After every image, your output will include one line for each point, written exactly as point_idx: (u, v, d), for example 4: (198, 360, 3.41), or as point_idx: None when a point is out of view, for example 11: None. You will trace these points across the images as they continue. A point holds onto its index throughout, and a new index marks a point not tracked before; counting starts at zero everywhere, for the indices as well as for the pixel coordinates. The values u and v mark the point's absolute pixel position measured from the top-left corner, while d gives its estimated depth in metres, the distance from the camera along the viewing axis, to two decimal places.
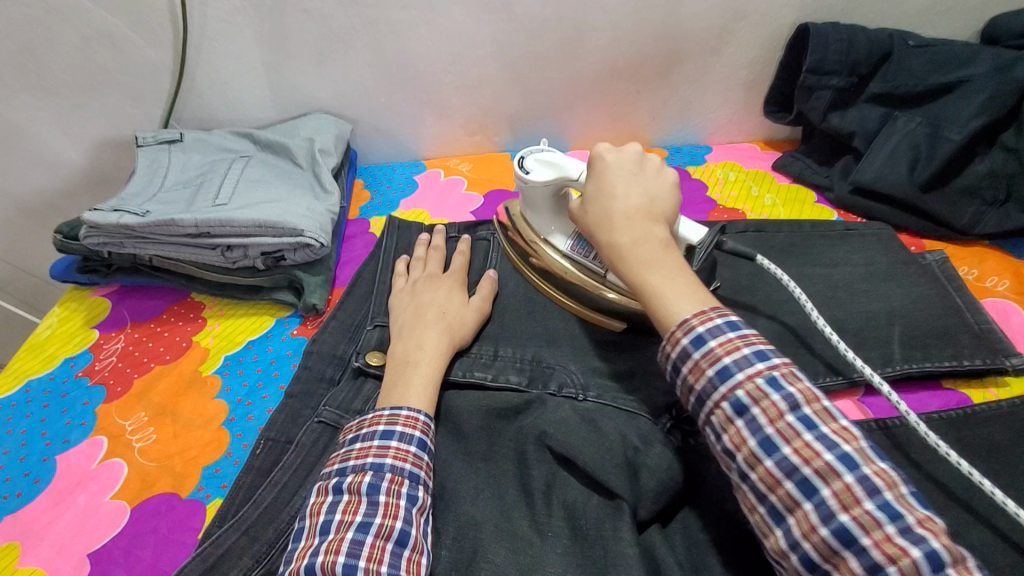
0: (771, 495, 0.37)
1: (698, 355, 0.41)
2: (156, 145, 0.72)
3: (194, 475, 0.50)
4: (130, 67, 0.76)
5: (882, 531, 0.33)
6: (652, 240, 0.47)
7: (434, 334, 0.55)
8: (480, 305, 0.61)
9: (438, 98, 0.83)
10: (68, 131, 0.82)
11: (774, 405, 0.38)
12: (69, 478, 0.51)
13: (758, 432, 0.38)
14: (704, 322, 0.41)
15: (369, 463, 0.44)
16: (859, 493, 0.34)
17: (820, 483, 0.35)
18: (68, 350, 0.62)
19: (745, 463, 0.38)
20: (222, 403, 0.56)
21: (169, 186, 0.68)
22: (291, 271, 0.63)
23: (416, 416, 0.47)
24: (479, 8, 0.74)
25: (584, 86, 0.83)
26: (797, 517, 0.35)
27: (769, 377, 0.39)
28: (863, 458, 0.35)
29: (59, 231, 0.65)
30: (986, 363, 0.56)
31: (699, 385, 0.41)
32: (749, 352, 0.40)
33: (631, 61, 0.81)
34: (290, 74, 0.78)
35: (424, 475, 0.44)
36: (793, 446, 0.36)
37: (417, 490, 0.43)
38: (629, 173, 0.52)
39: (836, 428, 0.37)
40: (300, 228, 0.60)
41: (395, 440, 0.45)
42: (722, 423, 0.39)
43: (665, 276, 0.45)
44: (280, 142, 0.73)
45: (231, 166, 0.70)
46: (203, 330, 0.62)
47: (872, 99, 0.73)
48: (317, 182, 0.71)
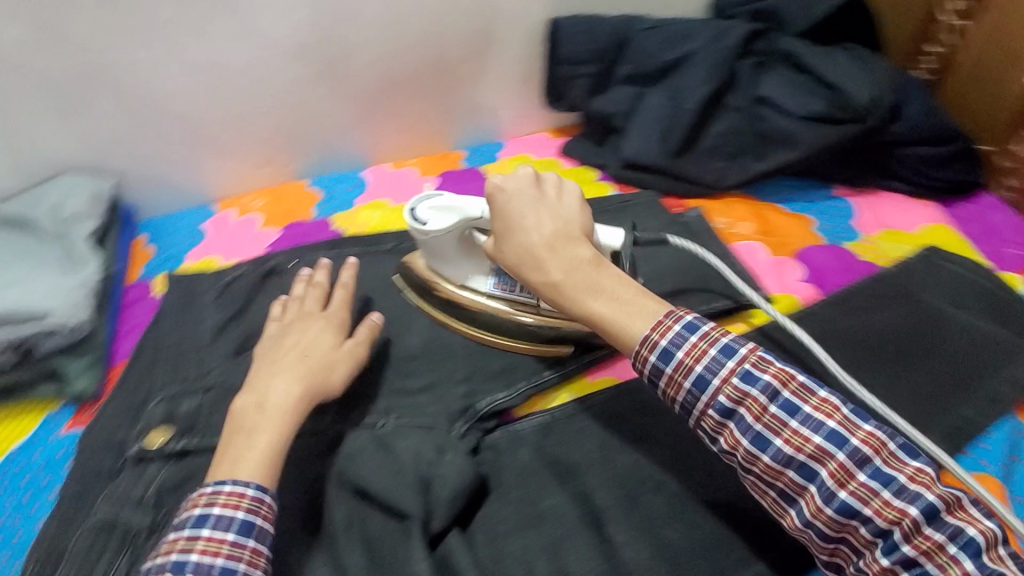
0: (775, 484, 0.43)
1: (671, 369, 0.44)
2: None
3: None
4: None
5: (880, 497, 0.40)
6: (582, 263, 0.49)
7: (281, 385, 0.49)
8: (354, 347, 0.55)
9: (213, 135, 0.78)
10: None
11: (756, 400, 0.42)
12: None
13: (748, 431, 0.43)
14: (664, 335, 0.45)
15: (171, 563, 0.40)
16: (851, 467, 0.40)
17: (816, 465, 0.41)
18: None
19: (745, 459, 0.43)
20: None
21: None
22: (46, 362, 0.57)
23: (242, 492, 0.42)
24: (226, 38, 0.71)
25: (365, 102, 0.82)
26: (805, 499, 0.42)
27: (741, 374, 0.43)
28: (847, 430, 0.41)
29: None
30: (733, 302, 0.65)
31: (680, 396, 0.45)
32: (716, 352, 0.44)
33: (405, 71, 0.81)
34: (27, 137, 0.70)
35: (244, 569, 0.40)
36: (783, 437, 0.42)
37: None
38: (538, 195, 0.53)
39: (818, 403, 0.42)
40: (43, 311, 0.57)
41: (206, 529, 0.41)
42: (713, 427, 0.44)
43: (608, 299, 0.48)
44: (23, 213, 0.65)
45: None
46: None
47: (624, 80, 0.81)
48: (69, 253, 0.64)
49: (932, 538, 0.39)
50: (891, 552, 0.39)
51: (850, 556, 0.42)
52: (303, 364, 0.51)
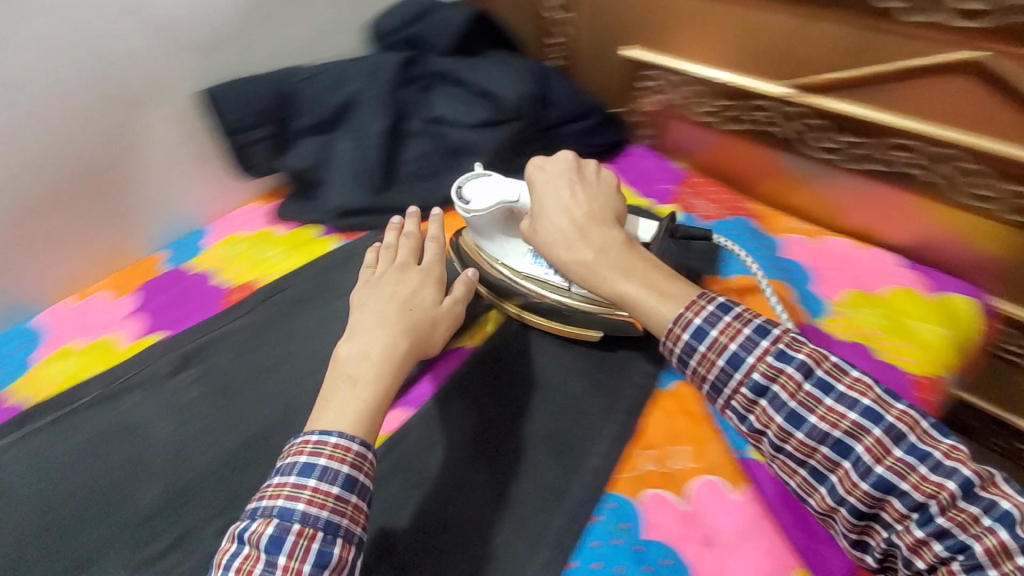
0: (810, 459, 0.62)
1: (705, 348, 0.67)
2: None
3: None
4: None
5: (917, 473, 0.57)
6: (614, 245, 0.76)
7: (388, 332, 0.74)
8: (450, 306, 0.84)
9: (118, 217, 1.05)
10: None
11: (791, 378, 0.63)
12: None
13: (782, 408, 0.63)
14: (698, 314, 0.68)
15: (275, 510, 0.59)
16: (888, 444, 0.59)
17: (853, 441, 0.60)
18: None
19: (779, 438, 0.64)
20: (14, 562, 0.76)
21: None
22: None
23: (346, 446, 0.62)
24: None
25: (40, 205, 0.96)
26: (838, 475, 0.61)
27: (774, 353, 0.64)
28: (881, 409, 0.60)
29: None
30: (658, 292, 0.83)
31: (712, 373, 0.67)
32: (751, 334, 0.65)
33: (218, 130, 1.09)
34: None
35: (345, 525, 0.59)
36: (817, 415, 0.61)
37: (330, 547, 0.58)
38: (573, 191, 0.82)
39: (851, 384, 0.62)
40: None
41: (315, 476, 0.60)
42: (747, 405, 0.65)
43: (635, 282, 0.73)
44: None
45: None
46: None
47: (345, 160, 1.08)
48: None
49: (969, 513, 0.56)
50: (926, 525, 0.57)
51: (885, 527, 0.60)
52: (400, 308, 0.78)
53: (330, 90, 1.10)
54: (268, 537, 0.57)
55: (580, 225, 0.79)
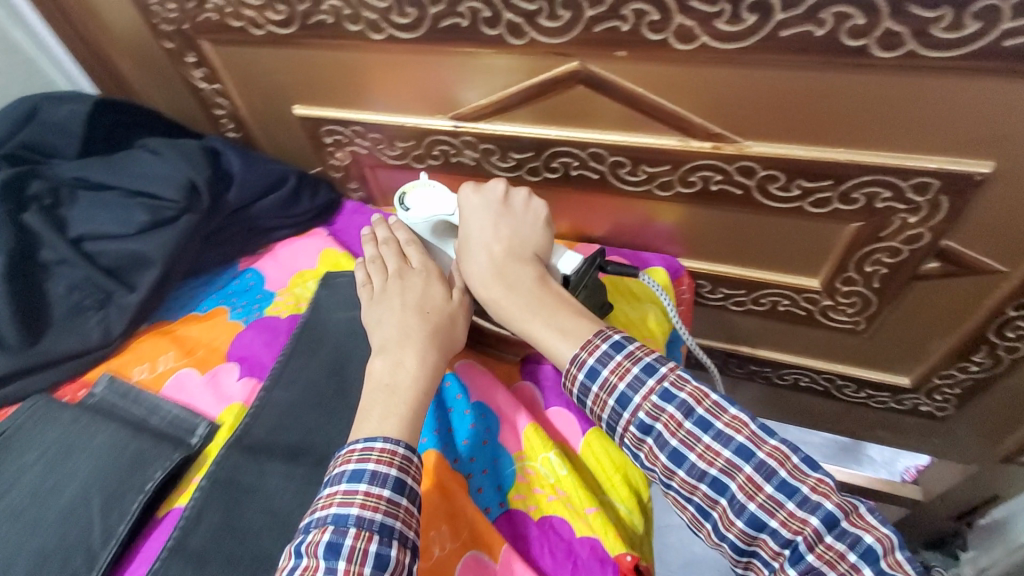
0: (696, 498, 0.51)
1: (598, 387, 0.55)
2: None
3: None
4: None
5: (784, 509, 0.47)
6: (533, 282, 0.62)
7: (412, 354, 0.59)
8: (461, 297, 0.65)
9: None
10: None
11: (673, 417, 0.52)
12: None
13: (666, 446, 0.51)
14: (593, 353, 0.56)
15: (331, 516, 0.48)
16: (759, 480, 0.48)
17: (728, 478, 0.49)
18: None
19: (665, 475, 0.52)
20: None
21: None
22: None
23: (392, 450, 0.52)
24: None
25: None
26: (718, 511, 0.50)
27: (659, 391, 0.53)
28: (753, 445, 0.49)
29: None
30: None
31: (607, 412, 0.55)
32: (638, 371, 0.54)
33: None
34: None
35: (399, 528, 0.48)
36: (697, 451, 0.50)
37: (388, 548, 0.47)
38: (500, 211, 0.67)
39: (728, 420, 0.50)
40: None
41: (363, 486, 0.49)
42: (636, 442, 0.54)
43: (546, 322, 0.59)
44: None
45: None
46: None
47: (200, 162, 0.82)
48: None
49: (834, 548, 0.45)
50: (798, 562, 0.46)
51: (764, 565, 0.48)
52: (421, 313, 0.62)
53: (104, 176, 0.81)
54: (323, 544, 0.46)
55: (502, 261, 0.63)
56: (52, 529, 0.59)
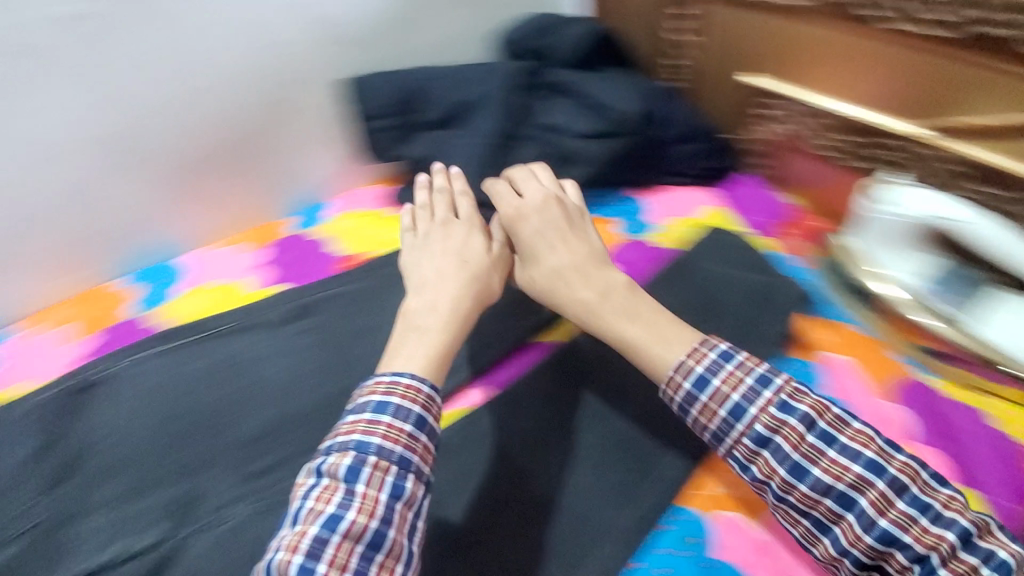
0: (812, 510, 0.70)
1: (706, 399, 0.76)
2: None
3: None
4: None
5: (919, 526, 0.66)
6: (622, 290, 0.87)
7: (456, 291, 0.86)
8: (501, 253, 0.94)
9: (172, 221, 1.11)
10: None
11: (794, 430, 0.71)
12: None
13: (785, 461, 0.71)
14: (703, 361, 0.77)
15: (353, 443, 0.68)
16: (891, 496, 0.67)
17: (858, 494, 0.68)
18: None
19: (785, 490, 0.71)
20: None
21: None
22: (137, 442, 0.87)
23: (417, 389, 0.73)
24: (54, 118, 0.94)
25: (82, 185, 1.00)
26: (844, 529, 0.69)
27: (778, 404, 0.73)
28: (883, 462, 0.68)
29: None
30: None
31: (713, 423, 0.75)
32: (755, 383, 0.74)
33: (214, 144, 1.09)
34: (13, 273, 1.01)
35: (416, 461, 0.69)
36: (822, 468, 0.69)
37: (404, 480, 0.67)
38: (562, 220, 0.94)
39: (853, 434, 0.71)
40: None
41: (388, 421, 0.69)
42: (751, 455, 0.73)
43: (639, 323, 0.83)
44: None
45: None
46: None
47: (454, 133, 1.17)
48: None
49: (968, 563, 0.65)
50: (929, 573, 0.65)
51: (902, 551, 0.66)
52: (467, 267, 0.89)
53: (450, 92, 1.16)
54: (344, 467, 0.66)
55: (580, 251, 0.91)
56: (278, 390, 0.93)
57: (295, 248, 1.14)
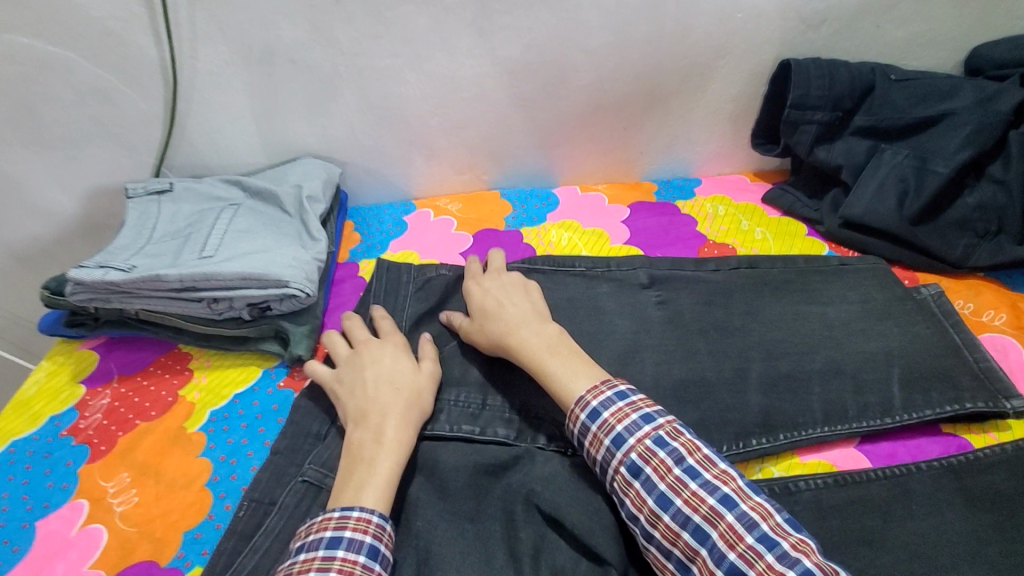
0: (674, 549, 0.40)
1: (595, 427, 0.45)
2: (146, 197, 0.71)
3: (105, 504, 0.54)
4: (95, 112, 0.71)
5: (764, 560, 0.37)
6: (548, 334, 0.53)
7: (393, 419, 0.49)
8: (432, 369, 0.55)
9: (554, 141, 0.83)
10: (59, 180, 0.77)
11: (663, 461, 0.42)
12: (49, 545, 0.51)
13: (652, 490, 0.42)
14: (620, 420, 0.45)
15: (658, 492, 0.42)
16: (740, 530, 0.39)
17: (708, 526, 0.40)
18: (54, 407, 0.63)
19: (647, 522, 0.42)
20: (4, 484, 0.56)
21: (158, 238, 0.67)
22: (277, 321, 0.63)
23: (369, 517, 0.43)
24: None
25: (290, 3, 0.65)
26: (698, 565, 0.39)
27: (655, 437, 0.43)
28: (737, 497, 0.40)
29: (47, 287, 0.64)
30: (987, 406, 0.55)
31: (600, 455, 0.45)
32: (637, 417, 0.45)
33: (615, 97, 0.78)
34: (278, 122, 0.75)
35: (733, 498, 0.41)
36: (683, 497, 0.41)
37: (738, 506, 0.40)
38: (414, 371, 0.54)
39: (716, 472, 0.42)
40: (285, 279, 0.60)
41: (341, 548, 0.41)
42: (623, 487, 0.43)
43: (562, 361, 0.50)
44: (275, 194, 0.71)
45: (220, 216, 0.68)
46: (189, 384, 0.63)
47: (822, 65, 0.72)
48: (185, 246, 0.64)
49: None
50: None
51: None
52: (397, 396, 0.51)
53: None
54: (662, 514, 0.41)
55: (412, 404, 0.51)
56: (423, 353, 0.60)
57: (665, 210, 0.81)
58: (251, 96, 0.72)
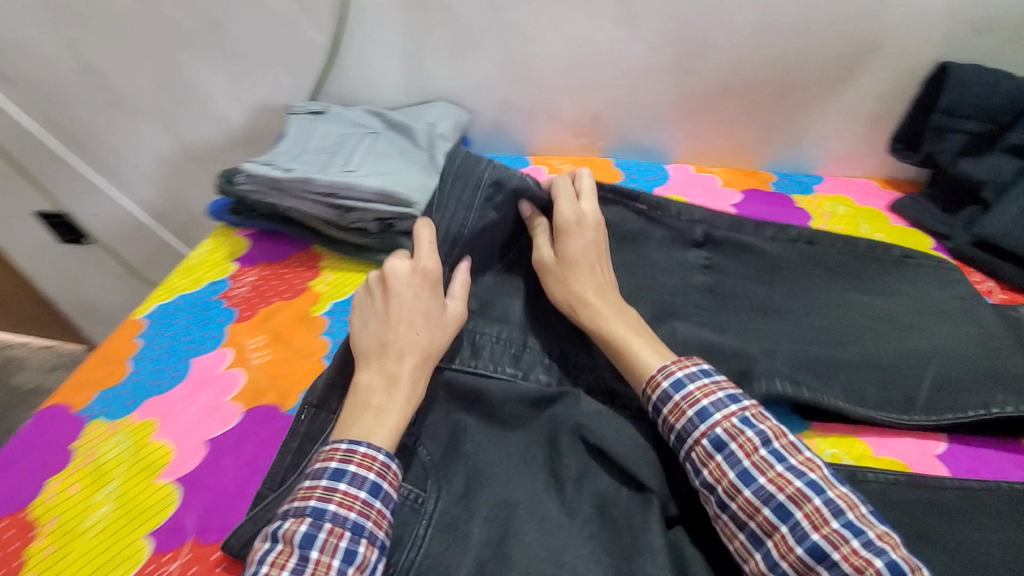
0: (749, 522, 0.40)
1: (679, 397, 0.45)
2: (304, 115, 0.81)
3: (245, 356, 0.65)
4: (274, 35, 0.81)
5: (849, 545, 0.37)
6: (626, 313, 0.52)
7: (410, 366, 0.49)
8: (455, 307, 0.53)
9: (680, 115, 0.83)
10: (236, 92, 0.89)
11: (749, 440, 0.42)
12: (202, 376, 0.63)
13: (736, 465, 0.41)
14: (707, 395, 0.44)
15: (740, 466, 0.41)
16: (826, 514, 0.38)
17: (793, 506, 0.39)
18: (213, 275, 0.75)
19: (724, 493, 0.41)
20: (171, 328, 0.69)
21: (311, 150, 0.76)
22: (398, 238, 0.71)
23: (374, 455, 0.44)
24: None
25: None
26: (775, 540, 0.39)
27: (742, 416, 0.43)
28: (823, 483, 0.40)
29: (222, 176, 0.74)
30: None
31: (679, 424, 0.44)
32: (723, 395, 0.44)
33: (750, 79, 0.77)
34: (423, 64, 0.82)
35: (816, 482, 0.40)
36: (767, 476, 0.40)
37: (825, 493, 0.39)
38: (437, 312, 0.52)
39: (803, 458, 0.41)
40: (413, 202, 0.68)
41: (344, 482, 0.42)
42: (701, 458, 0.43)
43: (638, 339, 0.50)
44: (409, 125, 0.79)
45: (363, 140, 0.77)
46: (318, 278, 0.73)
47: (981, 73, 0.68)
48: (331, 160, 0.74)
49: None
50: None
51: None
52: (415, 341, 0.50)
53: None
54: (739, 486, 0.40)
55: (423, 350, 0.50)
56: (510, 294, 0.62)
57: (779, 200, 0.80)
58: (403, 37, 0.80)
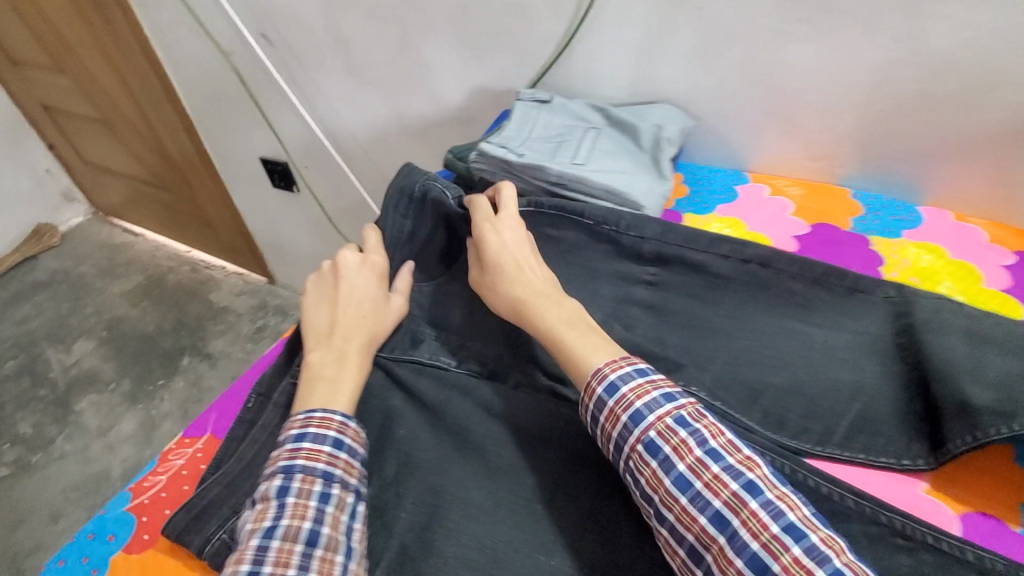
0: (687, 535, 0.29)
1: (612, 402, 0.33)
2: (530, 103, 0.56)
3: None
4: (516, 21, 0.60)
5: (790, 554, 0.27)
6: (572, 310, 0.39)
7: (354, 346, 0.40)
8: (395, 299, 0.44)
9: (948, 153, 0.50)
10: (459, 71, 0.67)
11: (683, 441, 0.30)
12: None
13: (670, 471, 0.30)
14: (638, 392, 0.32)
15: (673, 472, 0.30)
16: (765, 517, 0.28)
17: (727, 512, 0.28)
18: None
19: (660, 505, 0.30)
20: None
21: (542, 137, 0.53)
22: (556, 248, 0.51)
23: (329, 416, 0.36)
24: None
25: None
26: (712, 554, 0.28)
27: (677, 415, 0.31)
28: (764, 484, 0.29)
29: (452, 151, 0.55)
30: None
31: (614, 432, 0.32)
32: (657, 391, 0.32)
33: None
34: (650, 63, 0.56)
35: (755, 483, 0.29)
36: (702, 480, 0.29)
37: (769, 495, 0.28)
38: (378, 295, 0.43)
39: (742, 457, 0.30)
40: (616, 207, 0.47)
41: (306, 441, 0.34)
42: (636, 467, 0.31)
43: (583, 336, 0.36)
44: (631, 120, 0.53)
45: (584, 137, 0.52)
46: None
47: None
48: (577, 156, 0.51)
49: None
50: None
51: None
52: (352, 319, 0.41)
53: None
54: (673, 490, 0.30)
55: (365, 326, 0.41)
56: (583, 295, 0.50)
57: None
58: (641, 23, 0.54)
